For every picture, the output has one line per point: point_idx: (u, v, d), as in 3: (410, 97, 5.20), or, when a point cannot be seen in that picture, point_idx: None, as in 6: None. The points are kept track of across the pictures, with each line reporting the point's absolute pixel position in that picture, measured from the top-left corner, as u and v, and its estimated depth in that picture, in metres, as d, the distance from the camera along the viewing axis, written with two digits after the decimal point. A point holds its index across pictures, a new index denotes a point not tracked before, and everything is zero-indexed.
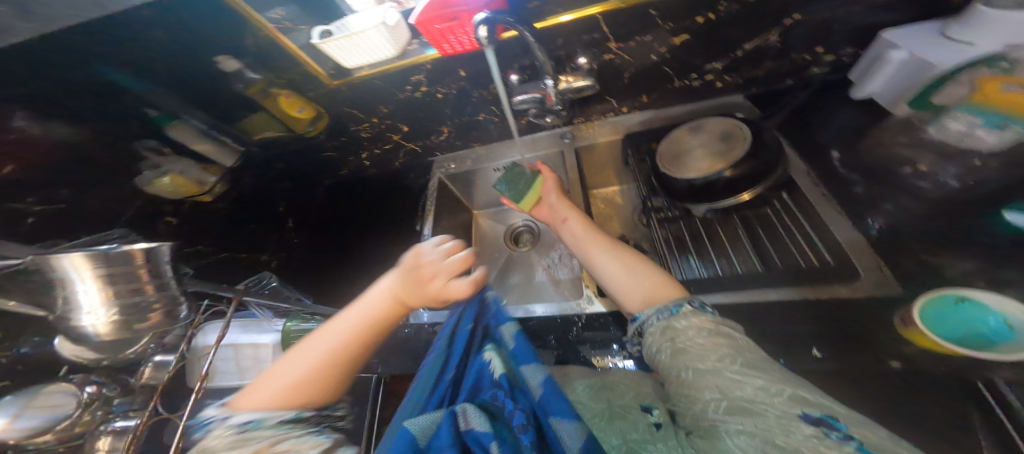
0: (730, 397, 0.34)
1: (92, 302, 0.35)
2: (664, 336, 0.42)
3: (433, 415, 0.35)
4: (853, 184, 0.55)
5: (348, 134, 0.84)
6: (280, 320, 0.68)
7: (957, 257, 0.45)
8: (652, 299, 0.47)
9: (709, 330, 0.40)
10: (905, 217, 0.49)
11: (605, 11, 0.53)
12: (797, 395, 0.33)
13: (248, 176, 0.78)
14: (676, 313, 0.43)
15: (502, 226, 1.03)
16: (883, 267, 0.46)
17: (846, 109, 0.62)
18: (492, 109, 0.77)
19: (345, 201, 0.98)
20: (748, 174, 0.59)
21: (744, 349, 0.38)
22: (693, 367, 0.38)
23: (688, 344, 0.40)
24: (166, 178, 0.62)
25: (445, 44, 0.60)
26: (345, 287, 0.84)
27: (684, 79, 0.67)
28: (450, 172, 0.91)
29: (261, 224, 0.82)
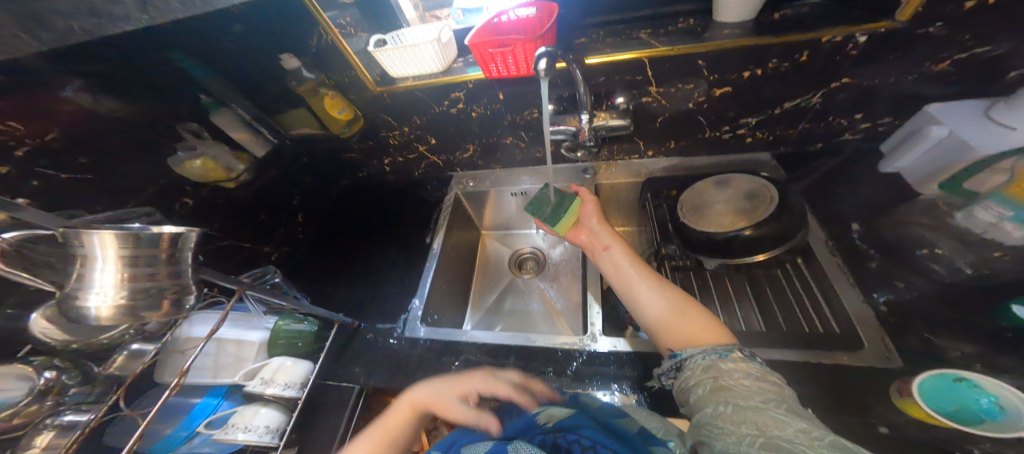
0: (767, 435, 0.34)
1: (104, 282, 0.32)
2: (706, 372, 0.43)
3: None
4: (868, 258, 0.56)
5: (377, 139, 0.83)
6: (272, 318, 0.66)
7: (959, 340, 0.47)
8: (699, 339, 0.48)
9: (755, 375, 0.41)
10: (915, 297, 0.51)
11: (651, 56, 0.56)
12: (837, 443, 0.33)
13: (273, 168, 0.80)
14: (723, 355, 0.44)
15: (508, 250, 1.02)
16: (886, 341, 0.48)
17: (871, 182, 0.63)
18: (521, 134, 0.78)
19: (357, 203, 0.96)
20: (771, 235, 0.59)
21: (788, 398, 0.39)
22: (735, 405, 0.39)
23: (731, 383, 0.41)
24: (198, 160, 0.66)
25: (492, 66, 0.61)
26: (343, 291, 0.80)
27: (715, 131, 0.69)
28: (468, 189, 0.92)
29: (271, 215, 0.79)
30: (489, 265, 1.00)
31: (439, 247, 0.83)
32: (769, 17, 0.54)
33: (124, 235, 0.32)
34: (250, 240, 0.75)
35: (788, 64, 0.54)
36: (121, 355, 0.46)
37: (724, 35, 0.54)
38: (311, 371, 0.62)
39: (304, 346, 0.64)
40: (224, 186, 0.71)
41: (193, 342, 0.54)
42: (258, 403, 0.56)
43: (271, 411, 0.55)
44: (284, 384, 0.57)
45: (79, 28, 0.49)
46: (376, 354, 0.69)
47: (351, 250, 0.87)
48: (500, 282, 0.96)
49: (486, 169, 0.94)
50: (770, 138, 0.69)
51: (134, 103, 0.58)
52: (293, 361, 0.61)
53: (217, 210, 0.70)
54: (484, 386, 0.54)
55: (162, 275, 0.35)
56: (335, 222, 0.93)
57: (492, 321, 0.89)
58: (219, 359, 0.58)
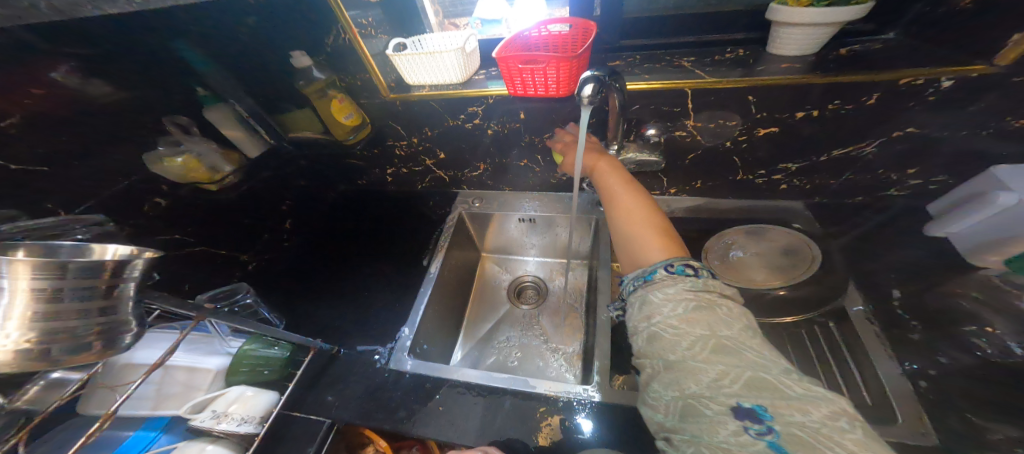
0: (682, 396, 0.29)
1: (7, 321, 0.24)
2: (639, 313, 0.37)
3: None
4: (912, 329, 0.51)
5: (383, 148, 0.78)
6: (237, 340, 0.58)
7: (1004, 423, 0.41)
8: (641, 262, 0.42)
9: (689, 303, 0.34)
10: (958, 373, 0.45)
11: (695, 87, 0.52)
12: (750, 383, 0.27)
13: (266, 171, 0.74)
14: (648, 281, 0.38)
15: (507, 276, 0.94)
16: (925, 420, 0.43)
17: (912, 243, 0.58)
18: (537, 158, 0.74)
19: (352, 213, 0.89)
20: (806, 297, 0.55)
21: (717, 327, 0.32)
22: (662, 358, 0.32)
23: (661, 326, 0.34)
24: (181, 158, 0.58)
25: (517, 82, 0.57)
26: (323, 311, 0.72)
27: (748, 174, 0.65)
28: (472, 209, 0.87)
29: (255, 221, 0.72)
30: (485, 291, 0.93)
31: (436, 270, 0.76)
32: (831, 56, 0.51)
33: (49, 260, 0.25)
34: (226, 245, 0.67)
35: (851, 106, 0.50)
36: (36, 386, 0.40)
37: (781, 69, 0.50)
38: (273, 404, 0.54)
39: (271, 374, 0.57)
40: (204, 188, 0.65)
41: (134, 368, 0.46)
42: (204, 440, 0.47)
43: (218, 449, 0.46)
44: (240, 419, 0.49)
45: (51, 4, 0.41)
46: (351, 386, 0.60)
47: (338, 264, 0.80)
48: (496, 310, 0.88)
49: (495, 190, 0.89)
50: (806, 186, 0.65)
51: (126, 88, 0.53)
52: (255, 391, 0.53)
53: (198, 212, 0.63)
54: None
55: (96, 312, 0.28)
56: (324, 230, 0.85)
57: (482, 354, 0.80)
58: (164, 388, 0.50)
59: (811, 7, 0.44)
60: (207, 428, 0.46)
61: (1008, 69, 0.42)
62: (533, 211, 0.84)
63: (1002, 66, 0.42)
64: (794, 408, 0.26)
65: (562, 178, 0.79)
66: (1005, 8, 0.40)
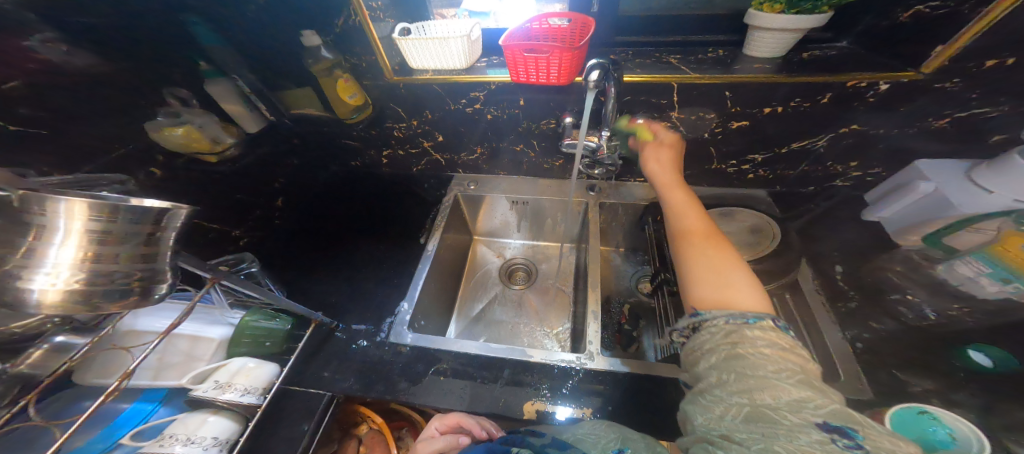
0: (755, 404, 0.34)
1: (59, 260, 0.26)
2: (725, 338, 0.40)
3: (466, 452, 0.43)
4: (850, 300, 0.60)
5: (381, 129, 0.79)
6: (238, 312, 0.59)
7: (920, 376, 0.50)
8: (731, 303, 0.43)
9: (783, 343, 0.38)
10: (883, 335, 0.55)
11: (682, 82, 0.57)
12: (835, 411, 0.32)
13: (264, 149, 0.74)
14: (751, 322, 0.40)
15: (498, 258, 0.99)
16: (859, 375, 0.52)
17: (855, 228, 0.68)
18: (532, 143, 0.79)
19: (347, 193, 0.90)
20: (770, 269, 0.61)
21: (806, 367, 0.37)
22: (739, 371, 0.37)
23: (749, 350, 0.38)
24: (180, 129, 0.58)
25: (520, 71, 0.60)
26: (322, 287, 0.73)
27: (722, 164, 0.73)
28: (467, 192, 0.90)
29: (249, 197, 0.72)
30: (477, 272, 0.96)
31: (434, 248, 0.79)
32: (796, 59, 0.58)
33: (98, 203, 0.26)
34: (220, 222, 0.66)
35: (808, 104, 0.58)
36: (38, 351, 0.39)
37: (754, 69, 0.57)
38: (275, 376, 0.55)
39: (272, 347, 0.58)
40: (203, 159, 0.64)
41: (136, 335, 0.47)
42: (206, 411, 0.49)
43: (221, 420, 0.48)
44: (243, 389, 0.50)
45: None
46: (352, 359, 0.63)
47: (334, 242, 0.80)
48: (489, 290, 0.92)
49: (490, 174, 0.93)
50: (769, 176, 0.74)
51: (119, 58, 0.52)
52: (257, 363, 0.54)
53: (192, 185, 0.62)
54: (441, 420, 0.56)
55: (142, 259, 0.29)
56: (316, 210, 0.85)
57: (476, 331, 0.84)
58: (165, 358, 0.50)
59: (782, 14, 0.51)
60: (210, 398, 0.48)
61: (935, 77, 0.51)
62: (525, 196, 0.89)
63: (926, 74, 0.51)
64: (886, 441, 0.30)
65: (554, 164, 0.84)
66: (938, 27, 0.48)
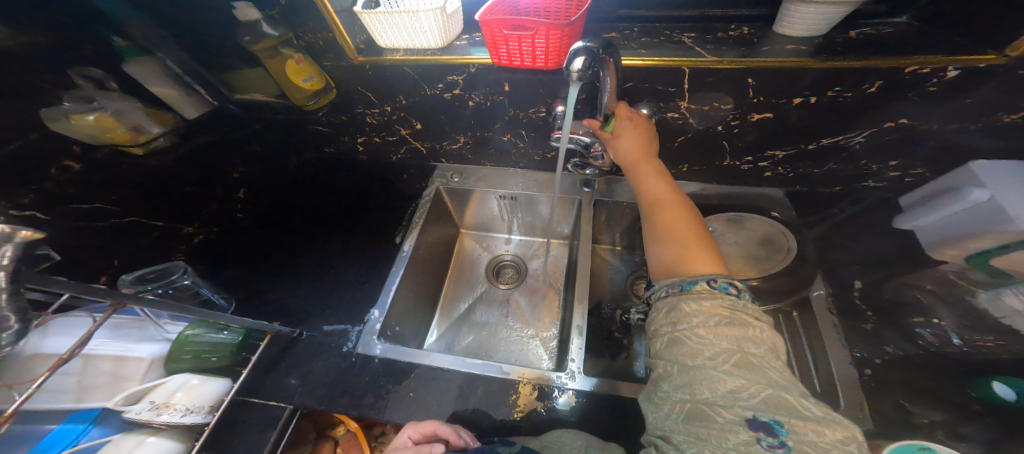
0: (693, 400, 0.32)
1: None
2: (667, 318, 0.39)
3: None
4: (865, 321, 0.54)
5: (352, 115, 0.72)
6: (174, 324, 0.56)
7: (927, 407, 0.45)
8: (677, 269, 0.43)
9: (720, 318, 0.35)
10: (897, 362, 0.49)
11: (695, 66, 0.49)
12: (767, 399, 0.30)
13: (206, 137, 0.68)
14: (687, 291, 0.39)
15: (488, 254, 0.92)
16: (863, 405, 0.47)
17: (885, 235, 0.61)
18: (520, 132, 0.72)
19: (323, 183, 0.84)
20: (777, 288, 0.57)
21: (744, 343, 0.33)
22: (679, 362, 0.35)
23: (685, 335, 0.36)
24: (90, 116, 0.50)
25: (502, 50, 0.53)
26: (287, 290, 0.67)
27: (735, 160, 0.66)
28: (451, 185, 0.84)
29: (201, 190, 0.67)
30: (465, 268, 0.91)
31: (410, 249, 0.73)
32: (840, 39, 0.49)
33: None
34: (165, 216, 0.62)
35: (851, 94, 0.50)
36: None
37: (786, 51, 0.48)
38: (224, 392, 0.51)
39: (219, 361, 0.55)
40: (128, 151, 0.57)
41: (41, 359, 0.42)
42: (145, 433, 0.45)
43: (160, 441, 0.44)
44: (184, 408, 0.47)
45: None
46: (319, 369, 0.58)
47: (302, 239, 0.75)
48: (476, 289, 0.87)
49: (476, 165, 0.86)
50: (789, 174, 0.67)
51: (27, 30, 0.46)
52: (201, 379, 0.50)
53: (122, 178, 0.57)
54: (417, 428, 0.49)
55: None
56: (291, 203, 0.80)
57: (460, 333, 0.79)
58: (85, 379, 0.47)
59: None
60: (144, 420, 0.44)
61: (1015, 63, 0.42)
62: (516, 190, 0.82)
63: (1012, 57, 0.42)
64: (809, 428, 0.28)
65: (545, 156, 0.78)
66: None
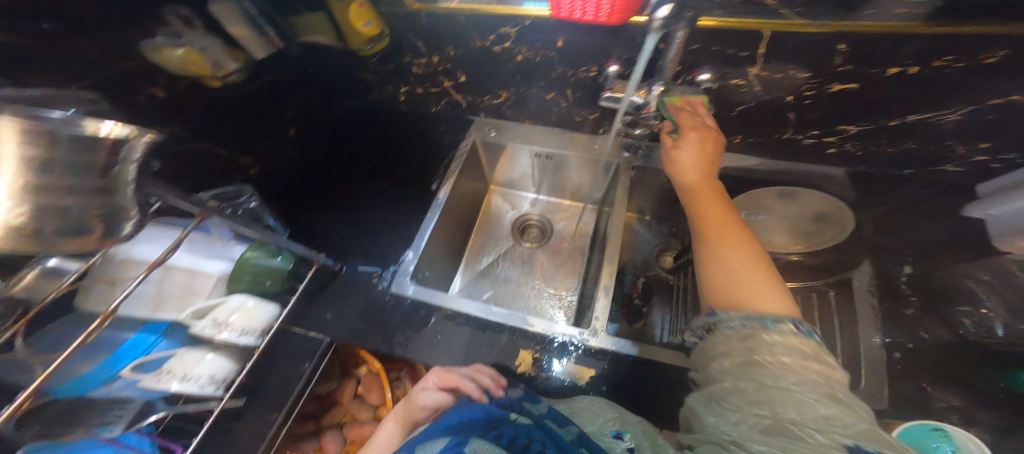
0: (777, 417, 0.34)
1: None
2: (742, 343, 0.40)
3: (440, 441, 0.42)
4: (908, 306, 0.58)
5: (400, 65, 0.77)
6: (237, 246, 0.58)
7: (949, 391, 0.52)
8: (750, 300, 0.43)
9: (804, 352, 0.38)
10: (929, 346, 0.55)
11: (777, 29, 0.48)
12: (859, 431, 0.32)
13: (275, 75, 0.71)
14: (771, 327, 0.39)
15: (511, 211, 0.99)
16: (884, 384, 0.52)
17: (954, 222, 0.63)
18: (566, 92, 0.73)
19: (360, 131, 0.90)
20: (824, 265, 0.56)
21: (830, 378, 0.36)
22: (759, 381, 0.37)
23: (766, 360, 0.38)
24: (179, 50, 0.53)
25: (564, 5, 0.50)
26: (338, 229, 0.80)
27: (799, 133, 0.66)
28: (487, 138, 0.87)
29: (256, 124, 0.70)
30: (491, 219, 0.99)
31: (444, 197, 0.80)
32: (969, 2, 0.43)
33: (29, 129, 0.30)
34: (228, 146, 0.66)
35: (959, 64, 0.47)
36: (32, 272, 0.39)
37: (888, 17, 0.45)
38: (273, 318, 0.60)
39: (274, 284, 0.62)
40: (208, 84, 0.60)
41: (132, 264, 0.46)
42: (203, 349, 0.51)
43: (217, 359, 0.51)
44: (240, 330, 0.53)
45: None
46: (353, 305, 0.71)
47: (342, 182, 0.86)
48: (501, 244, 0.95)
49: (512, 121, 0.88)
50: (853, 152, 0.67)
51: None
52: (256, 303, 0.55)
53: (193, 102, 0.58)
54: (439, 378, 0.62)
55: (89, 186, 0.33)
56: (332, 148, 0.88)
57: (481, 286, 0.89)
58: (162, 288, 0.49)
59: None
60: (208, 336, 0.49)
61: None
62: (551, 149, 0.84)
63: None
64: None
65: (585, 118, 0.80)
66: None
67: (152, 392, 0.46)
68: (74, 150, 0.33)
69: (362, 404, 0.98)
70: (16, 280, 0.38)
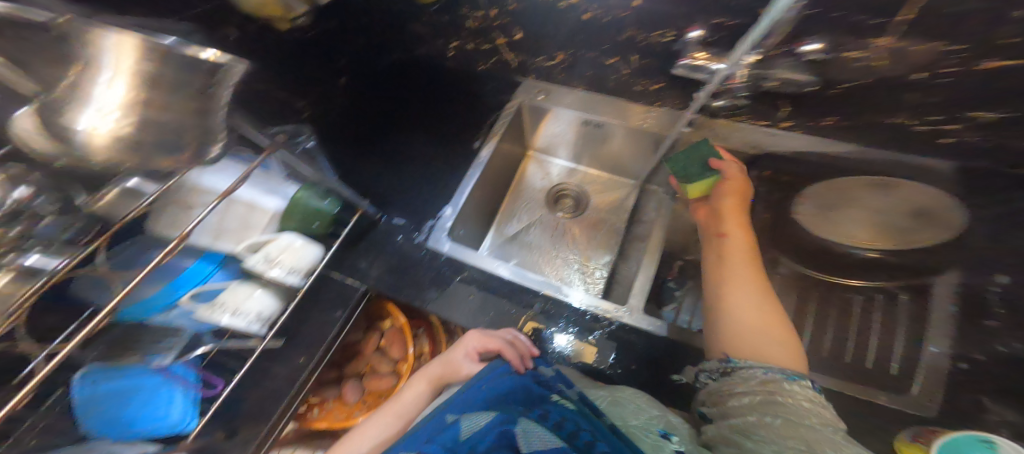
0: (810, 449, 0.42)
1: (109, 96, 0.52)
2: (762, 385, 0.52)
3: (484, 417, 0.54)
4: (989, 317, 0.59)
5: (454, 16, 0.97)
6: (290, 186, 0.80)
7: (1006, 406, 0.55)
8: (765, 355, 0.56)
9: (813, 400, 0.49)
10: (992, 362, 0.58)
11: None
12: None
13: (325, 21, 1.01)
14: (789, 379, 0.52)
15: (545, 182, 1.20)
16: (937, 393, 0.59)
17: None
18: (630, 56, 0.83)
19: (417, 85, 1.14)
20: (896, 263, 0.65)
21: (837, 423, 0.47)
22: (786, 417, 0.47)
23: (787, 400, 0.49)
24: None
25: None
26: (411, 175, 1.05)
27: (912, 122, 0.66)
28: (534, 101, 1.02)
29: (319, 69, 1.03)
30: (522, 191, 1.20)
31: (487, 154, 1.00)
32: None
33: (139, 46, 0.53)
34: (285, 74, 0.94)
35: None
36: (115, 190, 0.51)
37: None
38: (315, 259, 0.78)
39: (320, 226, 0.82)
40: (277, 27, 0.92)
41: (200, 192, 0.62)
42: (253, 286, 0.68)
43: (264, 296, 0.69)
44: (289, 268, 0.71)
45: None
46: (386, 253, 0.95)
47: (393, 128, 1.11)
48: (536, 207, 1.18)
49: (562, 85, 1.01)
50: (984, 144, 0.63)
51: None
52: (303, 243, 0.75)
53: (267, 44, 0.91)
54: (479, 343, 0.80)
55: (187, 110, 0.54)
56: (392, 100, 1.14)
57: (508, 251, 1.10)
58: (225, 221, 0.71)
59: None
60: (261, 270, 0.67)
61: None
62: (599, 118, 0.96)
63: None
64: None
65: (637, 88, 0.90)
66: None
67: (203, 324, 0.62)
68: (183, 73, 0.55)
69: (382, 357, 1.22)
70: (102, 196, 0.50)
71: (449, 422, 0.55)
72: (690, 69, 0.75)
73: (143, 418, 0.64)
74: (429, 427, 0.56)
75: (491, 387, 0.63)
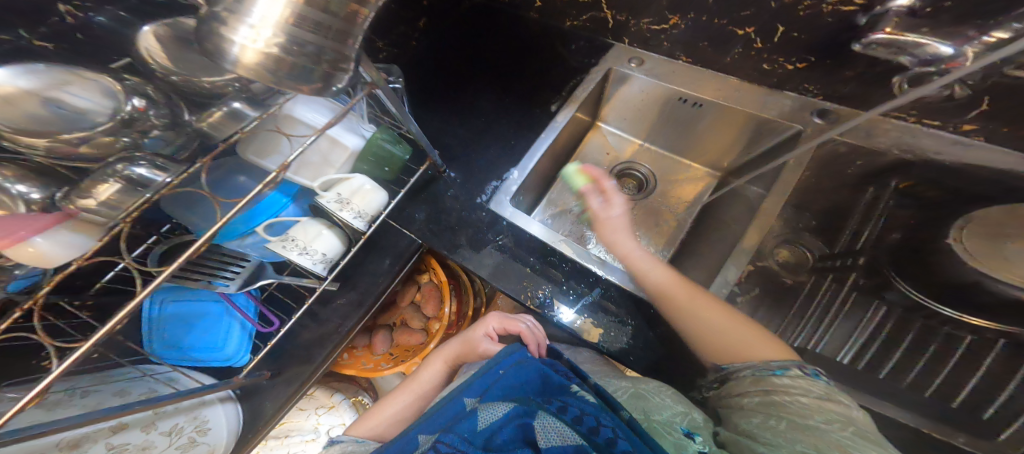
0: None
1: (260, 17, 0.34)
2: (764, 387, 0.59)
3: (501, 408, 0.52)
4: None
5: None
6: (368, 127, 0.74)
7: None
8: (750, 354, 0.63)
9: (818, 394, 0.55)
10: None
11: None
12: None
13: None
14: (779, 374, 0.59)
15: (602, 158, 1.11)
16: None
17: None
18: (772, 29, 0.73)
19: (495, 33, 1.11)
20: None
21: (852, 420, 0.51)
22: (794, 418, 0.53)
23: (788, 399, 0.55)
24: None
25: None
26: (481, 131, 1.01)
27: None
28: (626, 68, 0.96)
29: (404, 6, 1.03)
30: (583, 162, 1.11)
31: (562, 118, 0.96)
32: None
33: None
34: (399, 28, 1.05)
35: None
36: (220, 111, 0.52)
37: None
38: (380, 204, 0.72)
39: (387, 173, 0.80)
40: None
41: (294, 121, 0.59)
42: (322, 225, 0.69)
43: (329, 239, 0.69)
44: (358, 212, 0.68)
45: None
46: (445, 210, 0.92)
47: (467, 75, 1.07)
48: None
49: (658, 54, 0.94)
50: None
51: None
52: (372, 188, 0.71)
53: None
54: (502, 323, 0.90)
55: (332, 32, 0.36)
56: (470, 44, 1.11)
57: (558, 221, 1.05)
58: (308, 156, 0.67)
59: None
60: (334, 209, 0.65)
61: None
62: (702, 99, 0.89)
63: None
64: None
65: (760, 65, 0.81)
66: None
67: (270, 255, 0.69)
68: None
69: (416, 313, 1.25)
70: (211, 115, 0.51)
71: (469, 411, 0.54)
72: (880, 47, 0.58)
73: (201, 347, 0.75)
74: (451, 412, 0.55)
75: (505, 370, 0.61)
